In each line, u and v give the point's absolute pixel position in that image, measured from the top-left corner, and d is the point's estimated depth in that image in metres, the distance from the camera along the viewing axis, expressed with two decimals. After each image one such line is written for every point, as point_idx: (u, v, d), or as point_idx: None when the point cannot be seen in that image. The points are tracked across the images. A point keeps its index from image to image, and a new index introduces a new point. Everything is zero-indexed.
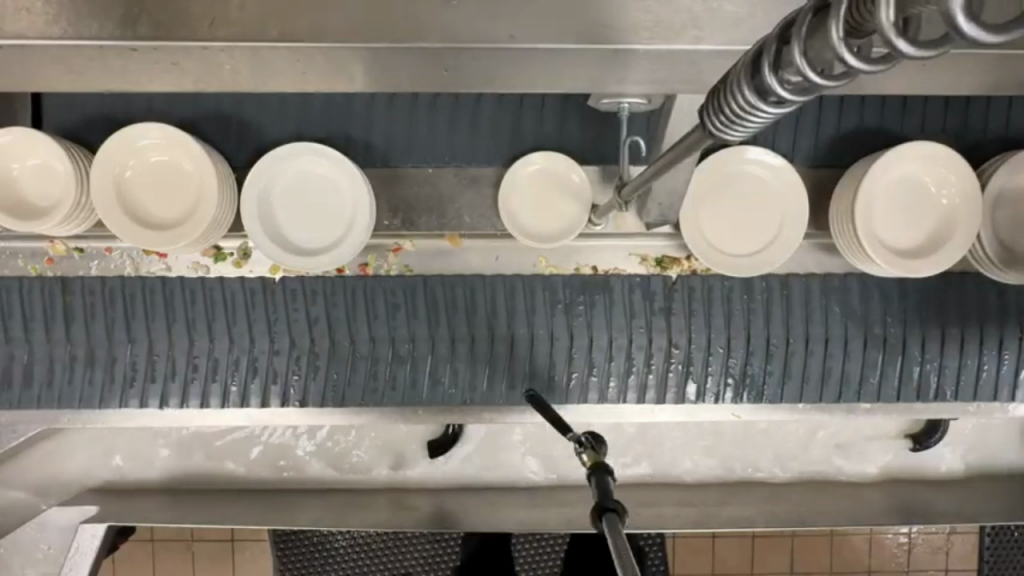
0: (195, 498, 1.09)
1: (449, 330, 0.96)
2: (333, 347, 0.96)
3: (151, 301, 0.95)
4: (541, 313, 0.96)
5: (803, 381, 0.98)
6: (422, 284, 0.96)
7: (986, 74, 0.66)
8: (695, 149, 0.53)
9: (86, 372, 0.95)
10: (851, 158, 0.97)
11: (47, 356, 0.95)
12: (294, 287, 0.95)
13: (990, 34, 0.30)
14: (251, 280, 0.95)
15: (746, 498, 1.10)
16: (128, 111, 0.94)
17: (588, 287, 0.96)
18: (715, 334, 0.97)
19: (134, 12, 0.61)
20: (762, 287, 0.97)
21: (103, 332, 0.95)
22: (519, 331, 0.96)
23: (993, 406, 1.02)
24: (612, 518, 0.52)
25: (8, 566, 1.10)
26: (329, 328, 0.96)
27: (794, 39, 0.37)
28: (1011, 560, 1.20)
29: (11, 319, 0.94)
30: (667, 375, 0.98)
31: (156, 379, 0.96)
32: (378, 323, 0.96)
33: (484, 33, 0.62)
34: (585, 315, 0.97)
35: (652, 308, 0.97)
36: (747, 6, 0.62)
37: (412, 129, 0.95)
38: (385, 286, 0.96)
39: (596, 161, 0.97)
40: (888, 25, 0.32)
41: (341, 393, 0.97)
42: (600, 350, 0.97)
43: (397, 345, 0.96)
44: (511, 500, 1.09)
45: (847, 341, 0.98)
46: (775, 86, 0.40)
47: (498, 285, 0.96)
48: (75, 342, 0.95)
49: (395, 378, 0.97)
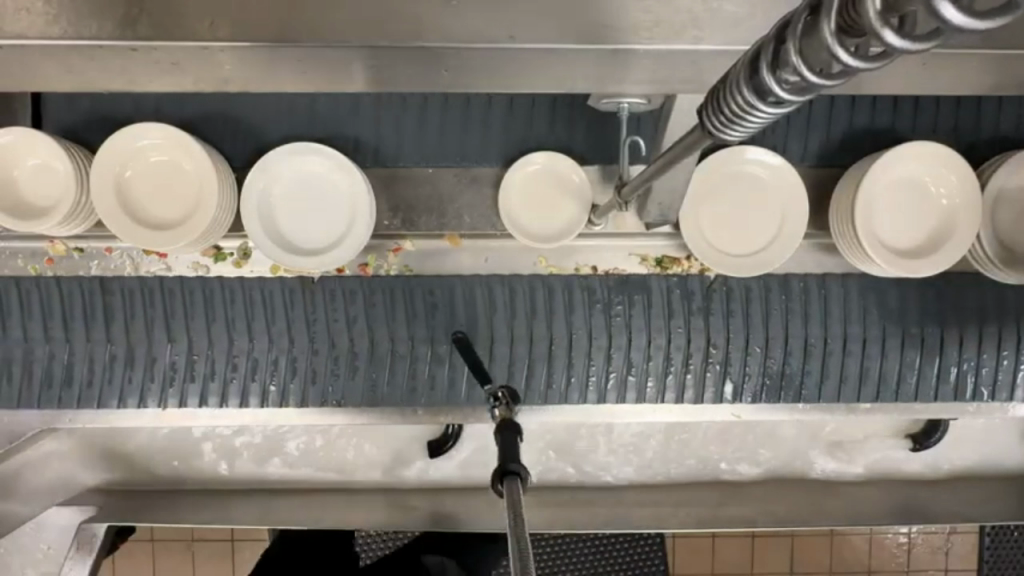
0: (194, 499, 1.09)
1: (489, 330, 0.97)
2: (373, 347, 0.97)
3: (192, 302, 0.96)
4: (579, 313, 0.97)
5: (842, 381, 0.99)
6: (460, 283, 0.97)
7: (985, 73, 0.66)
8: (694, 148, 0.54)
9: (125, 372, 0.97)
10: (850, 158, 0.97)
11: (87, 355, 0.96)
12: (333, 287, 0.96)
13: (977, 20, 0.30)
14: (288, 278, 0.96)
15: (746, 498, 1.11)
16: (128, 111, 0.94)
17: (625, 287, 0.97)
18: (753, 335, 0.98)
19: (134, 12, 0.61)
20: (801, 288, 0.98)
21: (142, 331, 0.96)
22: (558, 332, 0.97)
23: (993, 406, 1.02)
24: (514, 479, 0.62)
25: (8, 566, 1.12)
26: (368, 328, 0.97)
27: (790, 39, 0.37)
28: (1012, 561, 1.20)
29: (51, 317, 0.95)
30: (705, 375, 0.99)
31: (196, 379, 0.98)
32: (417, 323, 0.97)
33: (485, 33, 0.62)
34: (624, 315, 0.97)
35: (691, 309, 0.97)
36: (747, 7, 0.62)
37: (411, 129, 0.95)
38: (425, 285, 0.97)
39: (596, 161, 0.97)
40: (876, 18, 0.32)
41: (385, 393, 0.98)
42: (638, 350, 0.98)
43: (436, 346, 0.97)
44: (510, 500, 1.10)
45: (884, 340, 0.98)
46: (773, 85, 0.40)
47: (538, 285, 0.97)
48: (115, 342, 0.96)
49: (434, 379, 0.98)
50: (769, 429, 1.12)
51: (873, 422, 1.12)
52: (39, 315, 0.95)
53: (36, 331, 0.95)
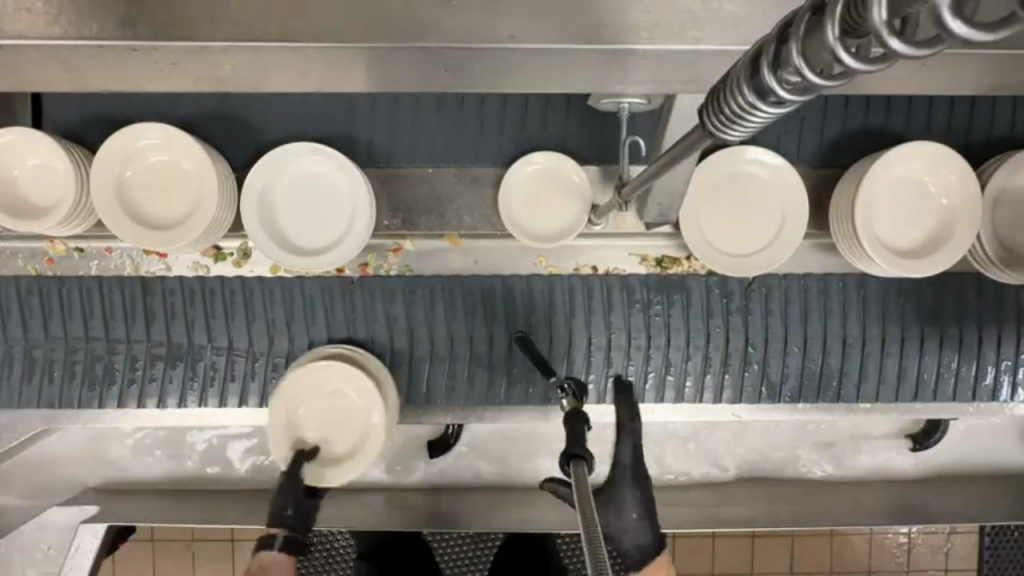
0: (195, 500, 1.09)
1: (527, 331, 0.97)
2: (412, 347, 0.98)
3: (231, 301, 0.96)
4: (619, 313, 0.97)
5: (879, 380, 1.00)
6: (498, 283, 0.97)
7: (987, 73, 0.66)
8: (694, 149, 0.54)
9: (166, 371, 0.97)
10: (849, 158, 0.98)
11: (127, 355, 0.97)
12: (374, 287, 0.97)
13: (981, 31, 0.30)
14: (328, 278, 0.97)
15: (746, 498, 1.11)
16: (127, 111, 0.94)
17: (665, 286, 0.97)
18: (791, 335, 0.98)
19: (134, 12, 0.61)
20: (840, 288, 0.98)
21: (183, 329, 0.96)
22: (596, 331, 0.97)
23: (993, 406, 1.02)
24: (579, 463, 0.60)
25: (8, 566, 1.11)
26: (408, 328, 0.98)
27: (792, 39, 0.37)
28: (1012, 561, 1.20)
29: (91, 318, 0.96)
30: (745, 378, 0.99)
31: (234, 379, 0.98)
32: (457, 323, 0.98)
33: (486, 33, 0.62)
34: (663, 314, 0.98)
35: (729, 308, 0.98)
36: (747, 6, 0.62)
37: (411, 130, 0.95)
38: (466, 285, 0.97)
39: (596, 161, 0.97)
40: (881, 23, 0.32)
41: (423, 393, 0.99)
42: (677, 349, 0.98)
43: (474, 345, 0.98)
44: (510, 500, 1.10)
45: (924, 340, 0.99)
46: (774, 86, 0.40)
47: (576, 284, 0.97)
48: (155, 339, 0.97)
49: (473, 378, 0.98)
50: (770, 430, 1.12)
51: (873, 422, 1.12)
52: (80, 314, 0.96)
53: (79, 330, 0.96)
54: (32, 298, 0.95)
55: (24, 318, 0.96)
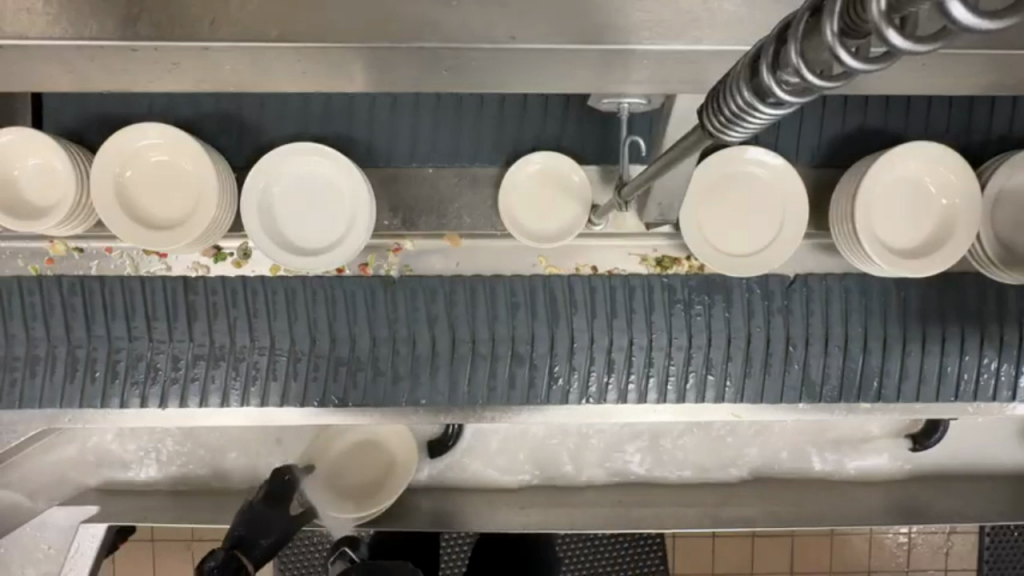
0: (193, 500, 1.09)
1: (570, 331, 0.95)
2: (452, 347, 0.95)
3: (273, 300, 0.94)
4: (660, 313, 0.96)
5: (919, 381, 0.99)
6: (541, 282, 0.96)
7: (987, 74, 0.66)
8: (694, 148, 0.54)
9: (210, 371, 0.94)
10: (849, 158, 0.98)
11: (171, 355, 0.94)
12: (413, 286, 0.95)
13: (984, 21, 0.30)
14: (369, 279, 0.95)
15: (747, 498, 1.11)
16: (126, 110, 0.94)
17: (707, 287, 0.96)
18: (831, 334, 0.97)
19: (134, 11, 0.61)
20: (879, 291, 0.97)
21: (225, 327, 0.94)
22: (638, 331, 0.95)
23: (995, 406, 1.01)
24: None
25: (8, 566, 1.12)
26: (449, 327, 0.95)
27: (791, 40, 0.37)
28: (1011, 561, 1.20)
29: (134, 316, 0.93)
30: (785, 376, 0.97)
31: (277, 378, 0.95)
32: (498, 323, 0.95)
33: (485, 33, 0.62)
34: (704, 314, 0.96)
35: (771, 308, 0.97)
36: (748, 6, 0.62)
37: (410, 129, 0.95)
38: (505, 286, 0.95)
39: (596, 160, 0.97)
40: (881, 19, 0.32)
41: (464, 394, 0.96)
42: (718, 349, 0.96)
43: (517, 345, 0.95)
44: (509, 499, 1.10)
45: (963, 338, 0.98)
46: (773, 86, 0.40)
47: (618, 285, 0.96)
48: (199, 339, 0.94)
49: (513, 378, 0.96)
50: (770, 429, 1.12)
51: (873, 422, 1.12)
52: (122, 314, 0.93)
53: (121, 330, 0.93)
54: (75, 297, 0.93)
55: (67, 317, 0.93)
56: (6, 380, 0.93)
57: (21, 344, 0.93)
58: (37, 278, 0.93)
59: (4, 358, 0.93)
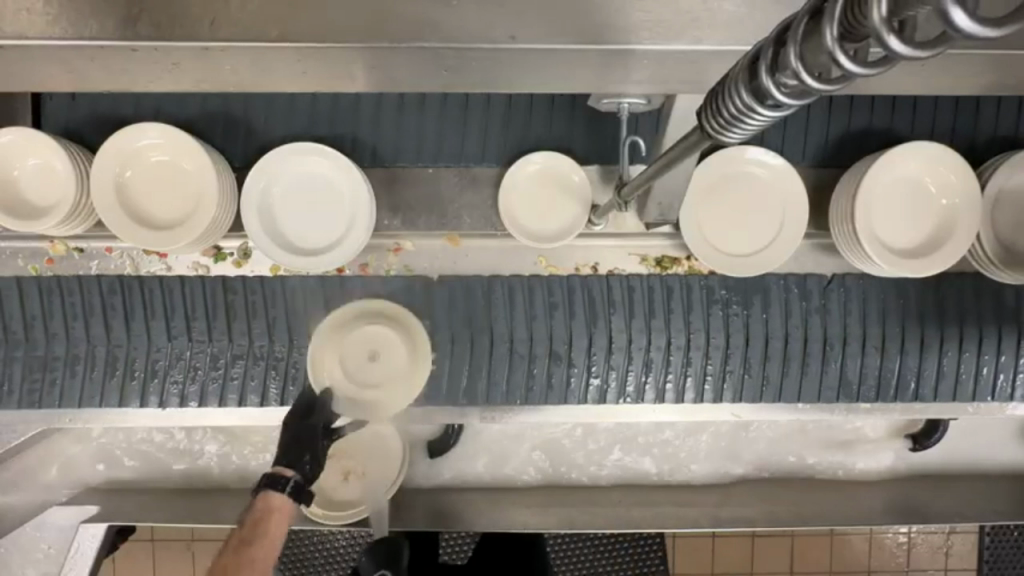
0: (193, 500, 1.09)
1: (608, 330, 0.96)
2: (491, 346, 0.96)
3: (312, 300, 0.95)
4: (698, 313, 0.96)
5: (956, 381, 0.99)
6: (579, 282, 0.96)
7: (986, 74, 0.66)
8: (696, 148, 0.53)
9: (249, 368, 0.96)
10: (849, 158, 0.98)
11: (210, 355, 0.95)
12: (452, 285, 0.96)
13: (986, 28, 0.30)
14: (409, 278, 0.96)
15: (746, 498, 1.10)
16: (125, 110, 0.94)
17: (746, 288, 0.97)
18: (868, 335, 0.98)
19: (134, 11, 0.61)
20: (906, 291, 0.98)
21: (263, 328, 0.95)
22: (676, 331, 0.96)
23: (994, 407, 1.01)
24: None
25: (8, 565, 1.12)
26: (487, 326, 0.96)
27: (790, 43, 0.37)
28: (1012, 561, 1.20)
29: (174, 317, 0.94)
30: (823, 377, 0.98)
31: None
32: (537, 322, 0.96)
33: (485, 33, 0.62)
34: (742, 315, 0.97)
35: (809, 309, 0.97)
36: (748, 6, 0.62)
37: (408, 130, 0.95)
38: (543, 285, 0.96)
39: (596, 160, 0.97)
40: (882, 24, 0.32)
41: (502, 392, 0.97)
42: (756, 348, 0.97)
43: (554, 345, 0.96)
44: (509, 499, 1.10)
45: (1000, 338, 0.98)
46: (771, 89, 0.40)
47: (657, 285, 0.97)
48: (238, 338, 0.95)
49: (552, 377, 0.97)
50: (770, 429, 1.12)
51: (873, 422, 1.12)
52: (162, 314, 0.94)
53: (160, 330, 0.94)
54: (116, 297, 0.94)
55: (107, 317, 0.94)
56: (48, 381, 0.94)
57: (61, 344, 0.94)
58: (76, 277, 0.94)
59: (45, 358, 0.94)
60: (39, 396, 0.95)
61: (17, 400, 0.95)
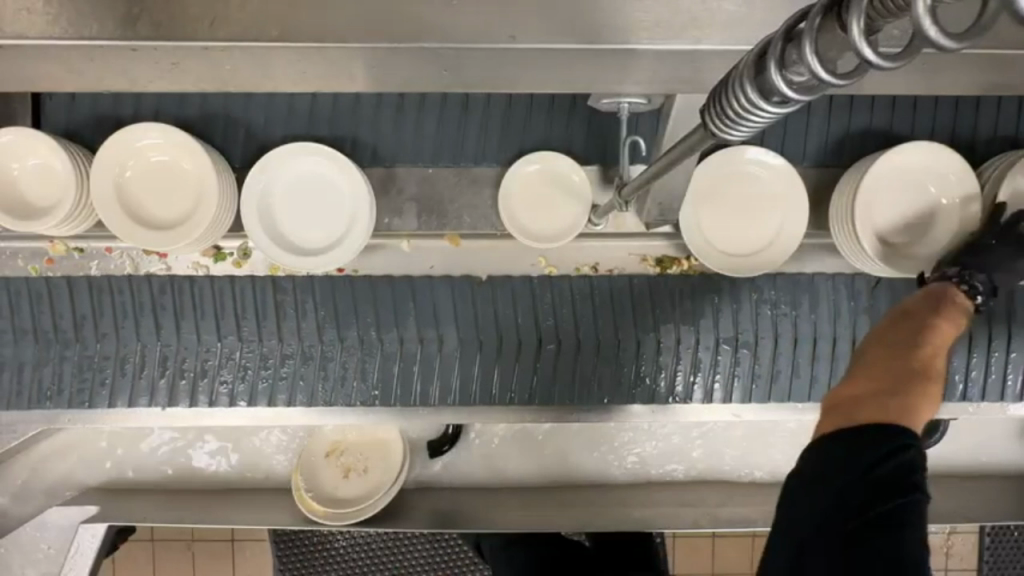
0: (195, 499, 1.09)
1: (658, 334, 0.96)
2: (540, 343, 0.96)
3: (363, 301, 0.95)
4: (746, 312, 0.97)
5: (1004, 381, 0.99)
6: (625, 283, 0.97)
7: (987, 74, 0.66)
8: (697, 148, 0.53)
9: (301, 368, 0.96)
10: (849, 158, 0.98)
11: (260, 355, 0.96)
12: (501, 286, 0.97)
13: None
14: (458, 279, 0.97)
15: (748, 499, 1.10)
16: (122, 110, 0.94)
17: (794, 286, 0.97)
18: None
19: (135, 11, 0.60)
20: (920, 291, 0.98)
21: (315, 329, 0.95)
22: (724, 329, 0.97)
23: (994, 406, 1.01)
24: None
25: (8, 566, 1.11)
26: (534, 322, 0.96)
27: (805, 37, 0.37)
28: (1012, 561, 1.20)
29: (224, 314, 0.95)
30: None
31: (365, 379, 0.97)
32: (585, 325, 0.96)
33: (485, 32, 0.62)
34: (790, 316, 0.97)
35: (856, 308, 0.98)
36: (748, 5, 0.61)
37: (408, 130, 0.95)
38: (589, 286, 0.96)
39: (596, 160, 0.98)
40: (923, 11, 0.32)
41: (548, 392, 0.98)
42: (802, 349, 0.98)
43: (603, 346, 0.97)
44: (510, 500, 1.09)
45: None
46: (781, 85, 0.39)
47: (707, 284, 0.96)
48: (286, 339, 0.95)
49: (602, 378, 0.98)
50: (771, 428, 1.12)
51: None
52: (211, 313, 0.95)
53: (209, 330, 0.95)
54: (165, 296, 0.94)
55: (156, 317, 0.94)
56: (97, 380, 0.95)
57: (112, 343, 0.94)
58: (127, 276, 0.94)
59: (93, 359, 0.95)
60: (89, 396, 0.95)
61: (68, 399, 0.95)
